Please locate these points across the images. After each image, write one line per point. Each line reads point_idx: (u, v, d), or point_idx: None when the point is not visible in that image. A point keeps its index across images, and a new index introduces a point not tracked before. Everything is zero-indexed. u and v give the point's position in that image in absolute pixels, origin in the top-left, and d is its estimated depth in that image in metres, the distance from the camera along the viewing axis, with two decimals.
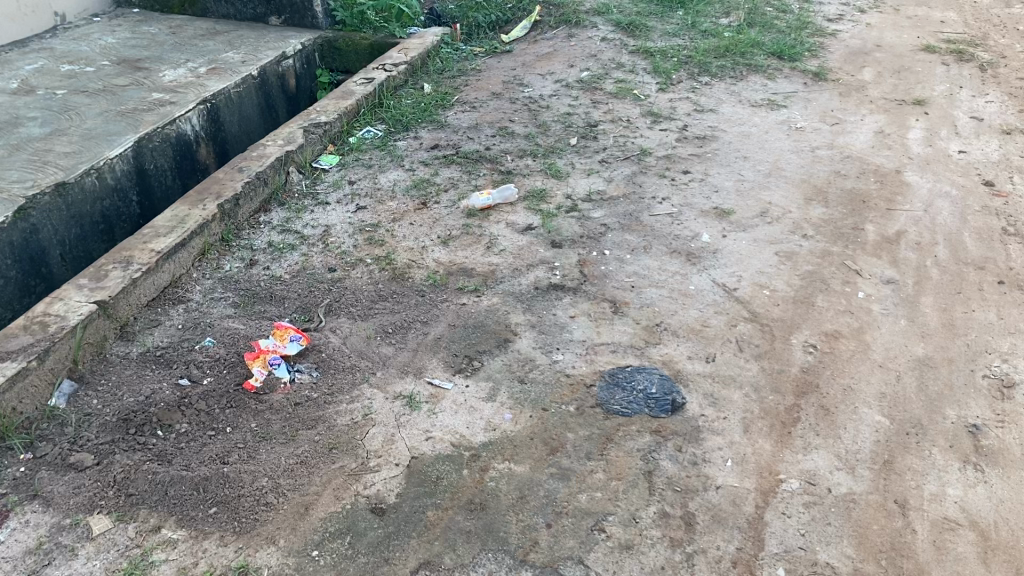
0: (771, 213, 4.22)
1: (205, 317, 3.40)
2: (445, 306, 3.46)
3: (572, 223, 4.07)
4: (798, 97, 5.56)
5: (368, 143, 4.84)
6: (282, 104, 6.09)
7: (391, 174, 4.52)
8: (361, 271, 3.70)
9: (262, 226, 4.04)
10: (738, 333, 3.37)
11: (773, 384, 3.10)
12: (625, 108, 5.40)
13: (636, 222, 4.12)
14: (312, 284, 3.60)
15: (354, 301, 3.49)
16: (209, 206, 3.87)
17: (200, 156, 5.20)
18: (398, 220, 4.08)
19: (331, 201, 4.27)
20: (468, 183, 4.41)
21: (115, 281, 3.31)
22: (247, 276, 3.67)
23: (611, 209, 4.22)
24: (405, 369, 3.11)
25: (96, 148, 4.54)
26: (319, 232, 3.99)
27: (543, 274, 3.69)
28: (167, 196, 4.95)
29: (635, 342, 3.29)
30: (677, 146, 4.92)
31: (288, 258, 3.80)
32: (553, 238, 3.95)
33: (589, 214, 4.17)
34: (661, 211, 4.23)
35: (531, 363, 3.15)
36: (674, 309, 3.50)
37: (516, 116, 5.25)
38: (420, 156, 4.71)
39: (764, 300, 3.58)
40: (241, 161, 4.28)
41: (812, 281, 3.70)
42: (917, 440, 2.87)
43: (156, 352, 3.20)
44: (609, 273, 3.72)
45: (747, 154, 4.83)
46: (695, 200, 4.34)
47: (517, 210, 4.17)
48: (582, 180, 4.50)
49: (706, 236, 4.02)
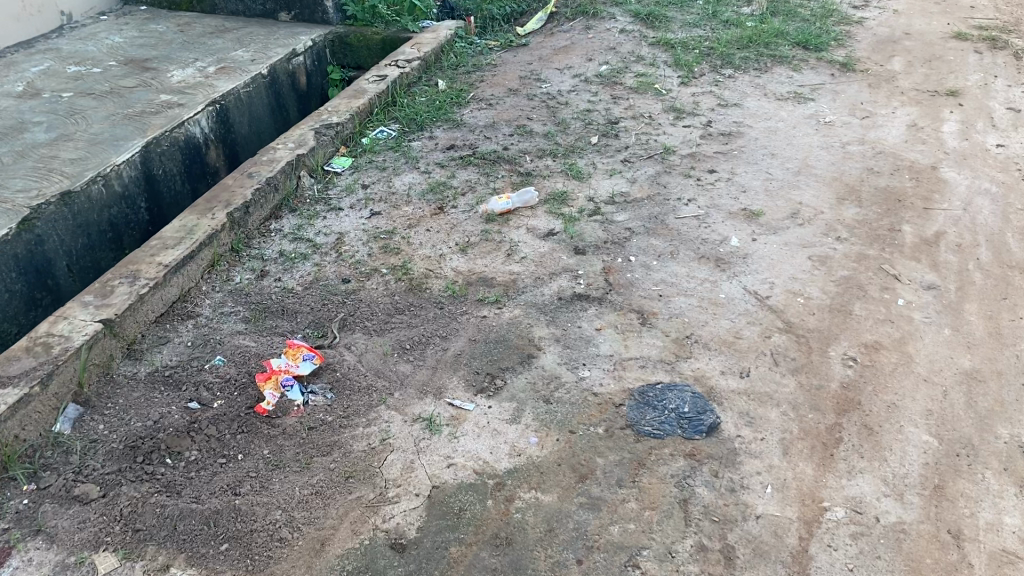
0: (803, 214, 4.04)
1: (215, 334, 3.27)
2: (465, 319, 3.32)
3: (595, 228, 3.91)
4: (825, 89, 5.36)
5: (381, 145, 4.69)
6: (293, 103, 5.94)
7: (406, 176, 4.37)
8: (376, 282, 3.55)
9: (274, 235, 3.90)
10: (772, 345, 3.21)
11: (812, 401, 2.94)
12: (647, 104, 5.22)
13: (662, 226, 3.96)
14: (326, 297, 3.46)
15: (369, 315, 3.35)
16: (218, 215, 3.73)
17: (210, 159, 5.06)
18: (414, 226, 3.93)
19: (344, 206, 4.12)
20: (486, 185, 4.25)
21: (121, 298, 3.17)
22: (258, 289, 3.54)
23: (636, 212, 4.06)
24: (424, 390, 2.97)
25: (103, 154, 4.41)
26: (333, 240, 3.85)
27: (566, 283, 3.53)
28: (177, 201, 4.81)
29: (665, 356, 3.13)
30: (701, 143, 4.75)
31: (300, 269, 3.66)
32: (576, 243, 3.79)
33: (613, 217, 4.00)
34: (686, 214, 4.06)
35: (556, 380, 2.99)
36: (704, 320, 3.34)
37: (534, 113, 5.08)
38: (436, 157, 4.55)
39: (799, 308, 3.41)
40: (251, 166, 4.14)
41: (849, 288, 3.52)
42: (969, 462, 2.70)
43: (165, 372, 3.07)
44: (635, 281, 3.56)
45: (774, 151, 4.64)
46: (723, 201, 4.17)
47: (538, 214, 4.01)
48: (604, 181, 4.33)
49: (735, 240, 3.85)
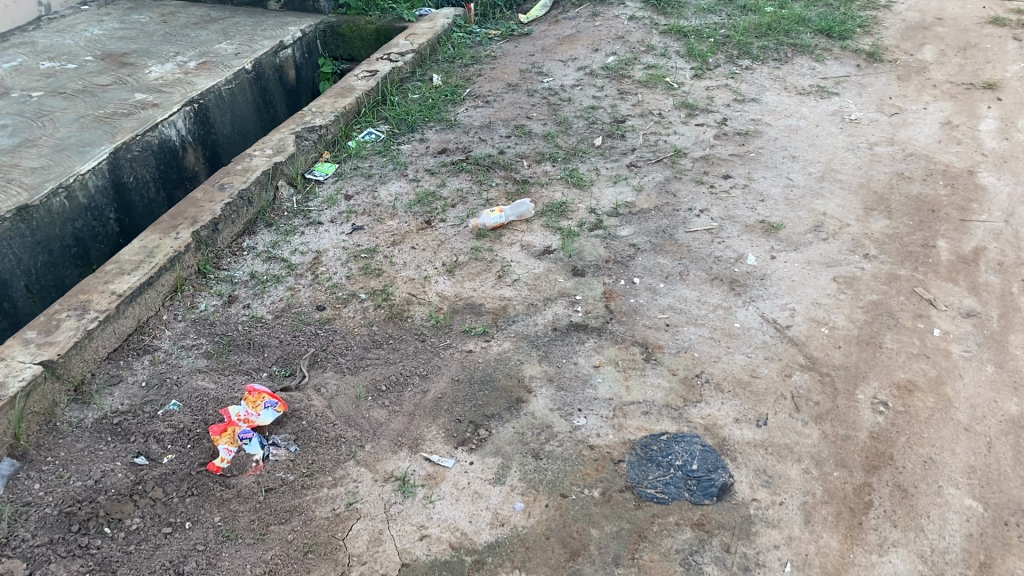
0: (827, 228, 3.67)
1: (173, 372, 2.96)
2: (448, 354, 2.99)
3: (597, 245, 3.56)
4: (850, 82, 4.96)
5: (368, 149, 4.35)
6: (281, 99, 5.60)
7: (392, 185, 4.03)
8: (353, 309, 3.23)
9: (246, 253, 3.58)
10: (792, 386, 2.86)
11: (837, 456, 2.59)
12: (657, 99, 4.83)
13: (670, 242, 3.60)
14: (297, 328, 3.13)
15: (343, 349, 3.02)
16: (183, 234, 3.41)
17: (188, 163, 4.74)
18: (398, 244, 3.59)
19: (324, 220, 3.79)
20: (479, 195, 3.90)
21: (66, 334, 2.87)
22: (225, 318, 3.22)
23: (642, 225, 3.70)
24: (399, 442, 2.64)
25: (67, 162, 4.09)
26: (310, 260, 3.52)
27: (562, 310, 3.19)
28: (151, 210, 4.50)
29: (672, 400, 2.79)
30: (715, 144, 4.37)
31: (272, 294, 3.34)
32: (574, 263, 3.45)
33: (617, 232, 3.65)
34: (698, 227, 3.70)
35: (548, 430, 2.66)
36: (716, 354, 2.99)
37: (534, 111, 4.72)
38: (426, 163, 4.21)
39: (822, 341, 3.05)
40: (223, 177, 3.81)
41: (878, 316, 3.16)
42: (1018, 534, 2.36)
43: (114, 418, 2.77)
44: (639, 308, 3.21)
45: (795, 153, 4.26)
46: (738, 212, 3.80)
47: (534, 229, 3.66)
48: (608, 189, 3.97)
49: (752, 258, 3.49)
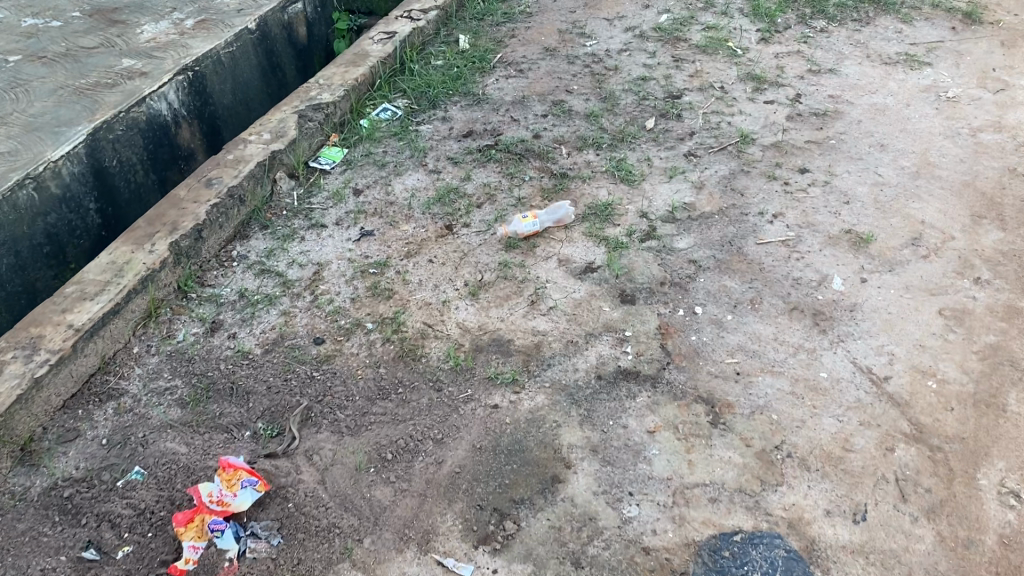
0: (927, 242, 3.06)
1: (141, 425, 2.47)
2: (469, 410, 2.45)
3: (649, 261, 2.99)
4: (944, 49, 4.27)
5: (382, 132, 3.78)
6: (289, 60, 4.99)
7: (409, 179, 3.47)
8: (357, 344, 2.70)
9: (236, 265, 3.06)
10: (895, 465, 2.30)
11: (959, 572, 2.05)
12: (718, 69, 4.17)
13: (737, 258, 3.02)
14: (290, 370, 2.62)
15: (343, 401, 2.50)
16: (159, 246, 2.89)
17: (181, 140, 4.18)
18: (414, 256, 3.05)
19: (328, 223, 3.24)
20: (509, 194, 3.33)
21: (10, 384, 2.38)
22: (206, 352, 2.71)
23: (702, 236, 3.11)
24: (405, 535, 2.13)
25: (38, 145, 3.56)
26: (309, 276, 2.99)
27: (609, 350, 2.64)
28: (139, 196, 3.98)
29: (745, 483, 2.25)
30: (788, 127, 3.73)
31: (262, 321, 2.82)
32: (623, 285, 2.88)
33: (674, 244, 3.07)
34: (770, 238, 3.11)
35: (592, 524, 2.14)
36: (798, 417, 2.44)
37: (575, 83, 4.09)
38: (448, 151, 3.64)
39: (930, 400, 2.48)
40: (211, 170, 3.27)
41: (998, 365, 2.57)
42: None
43: (64, 490, 2.29)
44: (702, 349, 2.65)
45: (883, 140, 3.62)
46: (818, 218, 3.19)
47: (574, 238, 3.10)
48: (663, 185, 3.37)
49: (838, 282, 2.90)
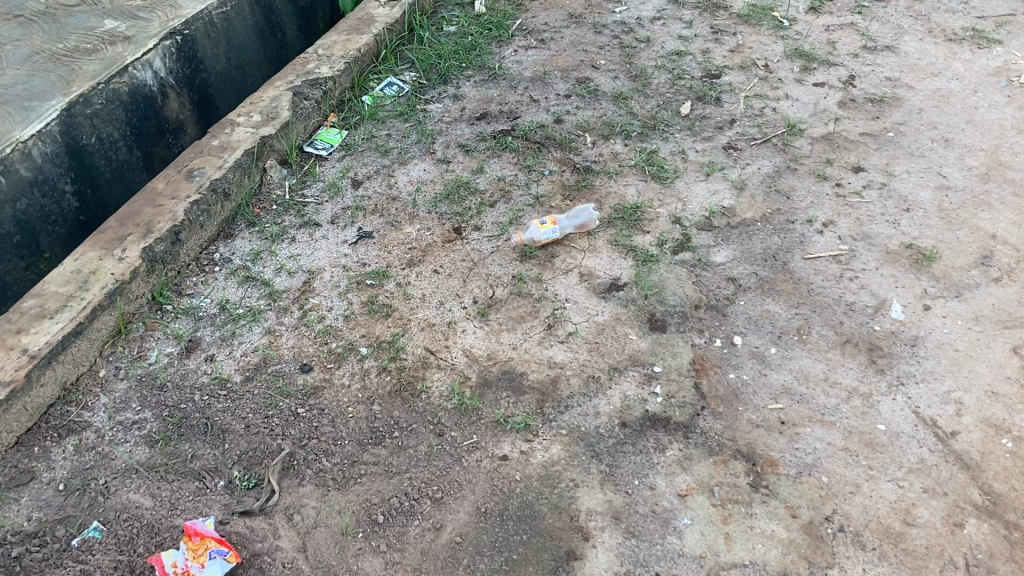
0: (1000, 261, 2.69)
1: (103, 468, 2.19)
2: (473, 462, 2.14)
3: (682, 278, 2.64)
4: (1017, 24, 3.82)
5: (387, 112, 3.41)
6: (290, 19, 4.59)
7: (414, 170, 3.12)
8: (349, 373, 2.39)
9: (218, 272, 2.75)
10: (965, 545, 1.98)
11: None
12: (762, 44, 3.76)
13: (783, 276, 2.67)
14: (272, 405, 2.32)
15: (330, 447, 2.20)
16: (131, 252, 2.57)
17: (169, 112, 3.83)
18: (417, 265, 2.72)
19: (322, 222, 2.91)
20: (526, 191, 2.98)
21: None
22: (180, 378, 2.42)
23: (742, 248, 2.76)
24: None
25: (7, 121, 3.22)
26: (298, 286, 2.67)
27: (635, 389, 2.32)
28: (123, 175, 3.64)
29: (790, 565, 1.94)
30: (839, 115, 3.33)
31: (244, 341, 2.51)
32: (652, 306, 2.55)
33: (710, 257, 2.72)
34: (819, 252, 2.75)
35: None
36: (852, 480, 2.11)
37: (602, 58, 3.69)
38: (460, 135, 3.27)
39: (1006, 463, 2.14)
40: (193, 160, 2.93)
41: None
42: None
43: (12, 548, 2.01)
44: (742, 390, 2.32)
45: (948, 134, 3.22)
46: (875, 229, 2.83)
47: (598, 247, 2.75)
48: (698, 184, 3.01)
49: (897, 310, 2.55)
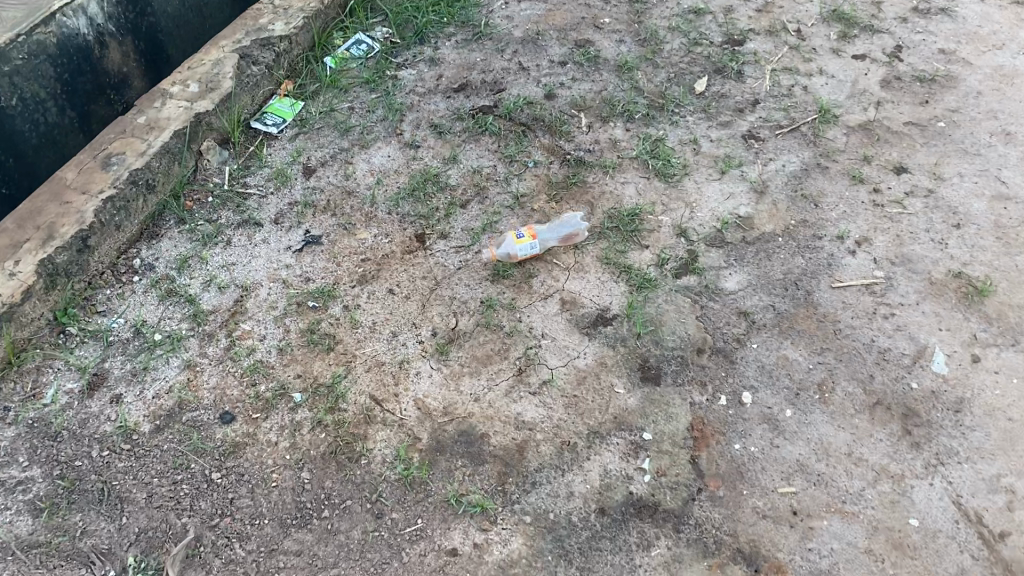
0: None
1: None
2: (415, 558, 1.77)
3: (683, 310, 2.21)
4: None
5: (351, 79, 2.94)
6: None
7: (377, 156, 2.66)
8: (278, 426, 2.00)
9: (137, 282, 2.33)
10: None
11: None
12: (794, 3, 3.24)
13: (804, 311, 2.23)
14: (183, 468, 1.94)
15: (246, 530, 1.82)
16: (25, 265, 2.15)
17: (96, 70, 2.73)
18: (370, 282, 2.30)
19: (263, 222, 2.47)
20: (505, 188, 2.53)
21: None
22: (78, 425, 2.03)
23: (758, 271, 2.32)
24: None
25: None
26: (228, 306, 2.26)
27: (619, 461, 1.92)
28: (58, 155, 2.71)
29: None
30: (881, 97, 2.83)
31: (157, 378, 2.12)
32: (645, 348, 2.13)
33: (718, 283, 2.28)
34: (850, 280, 2.31)
35: None
36: None
37: (607, 15, 3.18)
38: (433, 112, 2.81)
39: None
40: (112, 142, 2.47)
41: None
42: None
43: None
44: (747, 467, 1.92)
45: (1010, 125, 2.71)
46: (918, 251, 2.37)
47: (585, 266, 2.32)
48: (710, 184, 2.54)
49: (939, 361, 2.12)
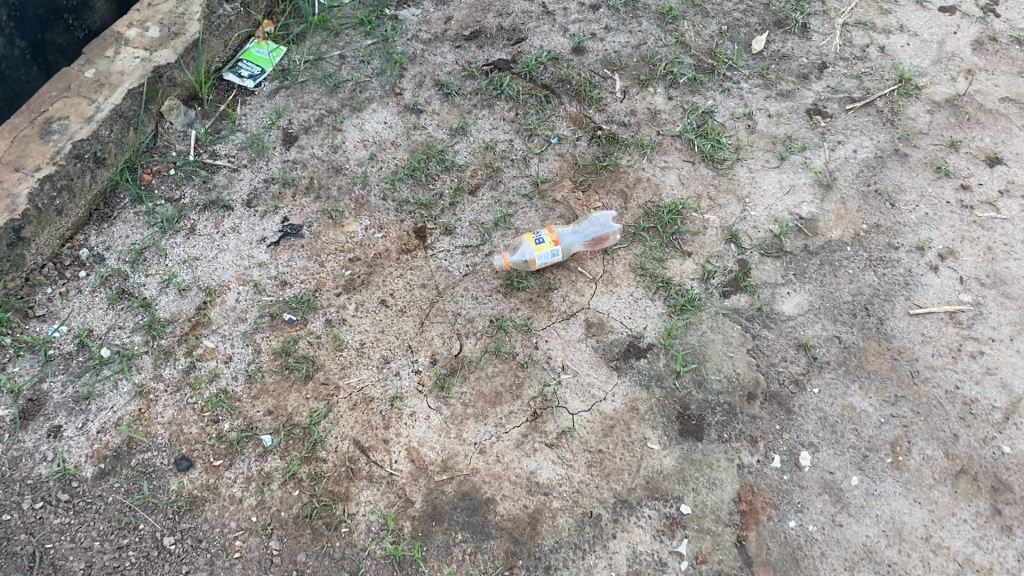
0: None
1: None
2: None
3: (731, 340, 1.85)
4: None
5: (343, 20, 2.49)
6: None
7: (371, 123, 2.24)
8: (244, 477, 1.68)
9: (84, 279, 1.97)
10: None
11: None
12: None
13: (876, 345, 1.87)
14: (129, 530, 1.62)
15: None
16: None
17: None
18: (358, 290, 1.93)
19: (234, 205, 2.08)
20: (522, 171, 2.13)
21: None
22: (7, 466, 1.70)
23: (821, 291, 1.94)
24: None
25: None
26: (189, 314, 1.90)
27: (650, 543, 1.59)
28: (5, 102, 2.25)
29: None
30: (974, 62, 2.37)
31: (104, 408, 1.78)
32: (685, 391, 1.78)
33: (774, 305, 1.91)
34: (932, 306, 1.93)
35: None
36: None
37: None
38: (439, 66, 2.37)
39: None
40: (53, 102, 2.06)
41: None
42: None
43: None
44: (805, 553, 1.60)
45: None
46: (1013, 270, 1.98)
47: (614, 277, 1.94)
48: (766, 174, 2.13)
49: None
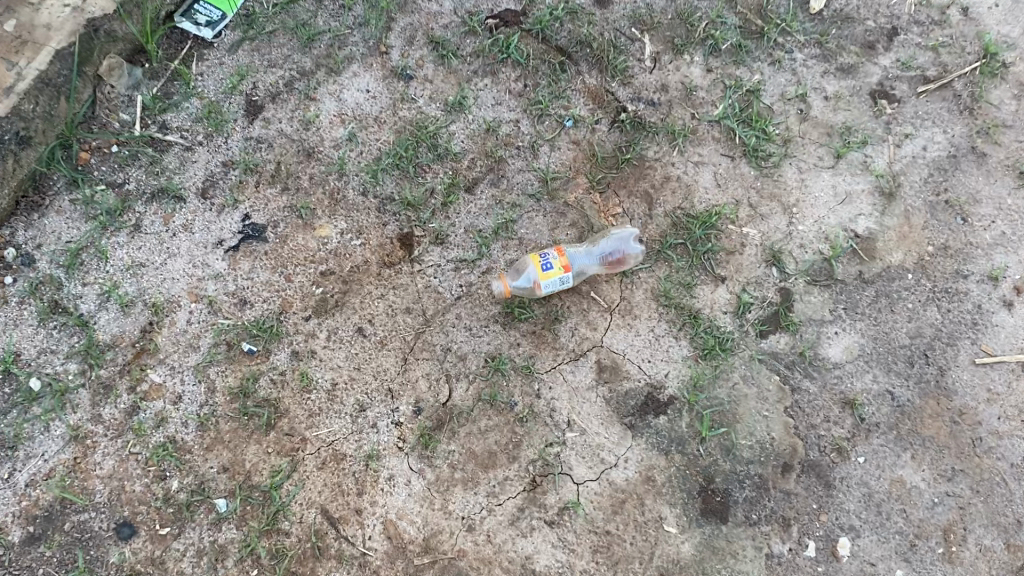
0: None
1: None
2: None
3: (763, 395, 1.59)
4: None
5: None
6: None
7: (350, 90, 1.84)
8: (195, 550, 1.48)
9: (11, 287, 1.64)
10: None
11: None
12: None
13: (935, 407, 1.59)
14: None
15: None
16: None
17: None
18: (330, 313, 1.65)
19: (186, 195, 1.74)
20: (528, 163, 1.79)
21: None
22: None
23: (873, 332, 1.65)
24: None
25: None
26: (133, 338, 1.62)
27: None
28: None
29: None
30: None
31: (34, 455, 1.53)
32: (708, 460, 1.55)
33: (819, 349, 1.63)
34: (1003, 355, 1.64)
35: None
36: None
37: None
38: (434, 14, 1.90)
39: None
40: None
41: None
42: None
43: None
44: None
45: None
46: None
47: (632, 307, 1.65)
48: (818, 176, 1.79)
49: None
